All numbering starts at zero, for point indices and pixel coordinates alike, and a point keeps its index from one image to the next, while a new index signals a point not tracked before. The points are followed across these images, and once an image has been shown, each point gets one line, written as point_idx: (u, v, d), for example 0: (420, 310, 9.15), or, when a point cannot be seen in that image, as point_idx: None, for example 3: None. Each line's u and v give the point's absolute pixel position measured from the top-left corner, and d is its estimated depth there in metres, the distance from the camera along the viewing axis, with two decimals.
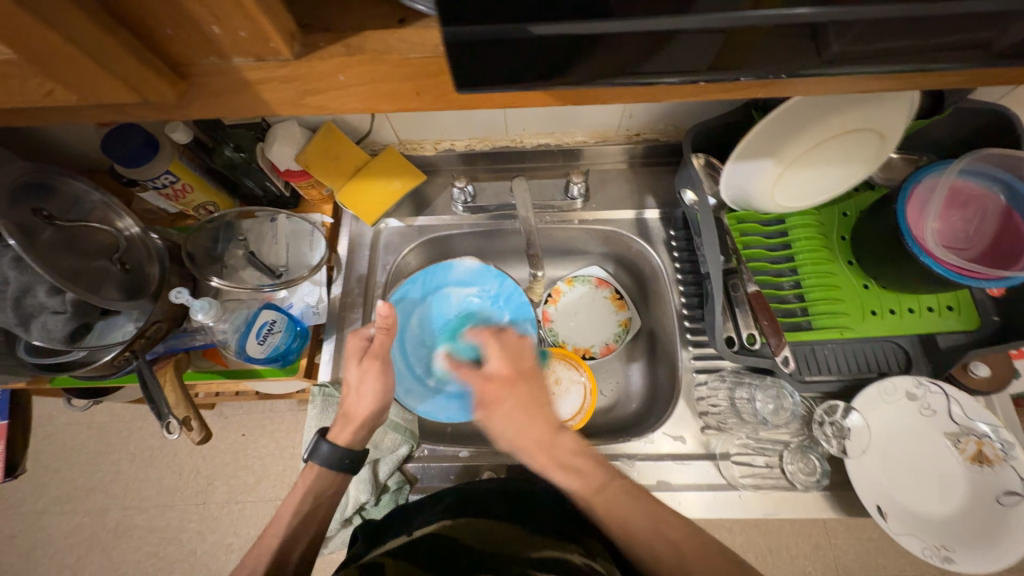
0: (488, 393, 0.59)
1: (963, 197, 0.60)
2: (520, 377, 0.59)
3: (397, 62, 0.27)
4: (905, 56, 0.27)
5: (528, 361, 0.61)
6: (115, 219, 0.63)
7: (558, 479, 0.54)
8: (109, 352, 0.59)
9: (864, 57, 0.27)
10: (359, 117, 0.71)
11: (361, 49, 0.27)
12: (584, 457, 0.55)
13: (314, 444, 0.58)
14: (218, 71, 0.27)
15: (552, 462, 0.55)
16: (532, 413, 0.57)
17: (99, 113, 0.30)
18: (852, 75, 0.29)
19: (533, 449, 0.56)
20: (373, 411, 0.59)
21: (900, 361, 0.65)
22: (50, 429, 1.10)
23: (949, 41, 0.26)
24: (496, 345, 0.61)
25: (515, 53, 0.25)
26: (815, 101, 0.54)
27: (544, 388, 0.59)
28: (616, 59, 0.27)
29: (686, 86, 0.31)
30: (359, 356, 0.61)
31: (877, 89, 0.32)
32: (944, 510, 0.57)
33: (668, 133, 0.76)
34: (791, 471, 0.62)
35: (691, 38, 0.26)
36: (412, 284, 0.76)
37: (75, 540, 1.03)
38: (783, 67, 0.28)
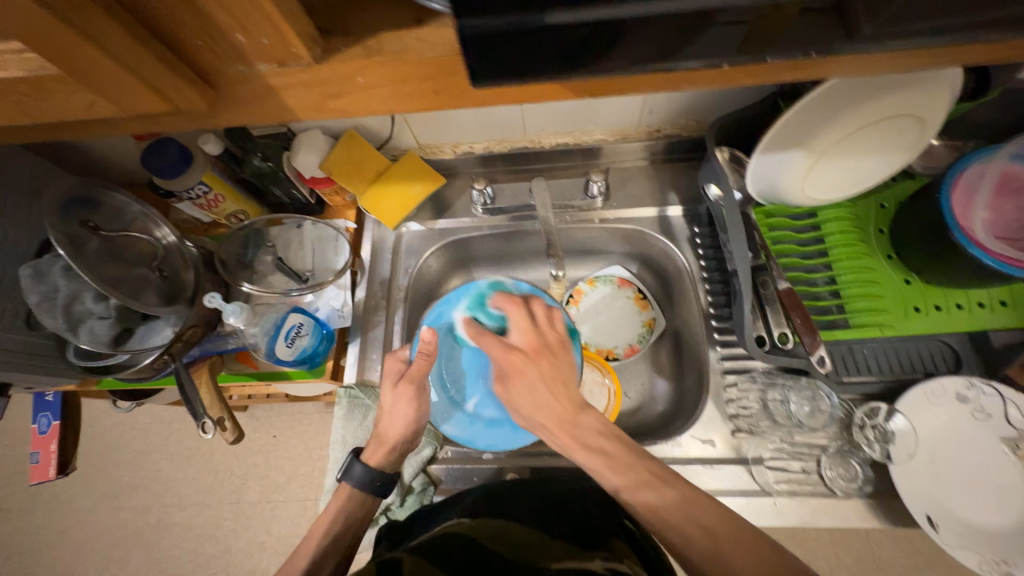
0: (509, 364, 0.57)
1: (1017, 184, 0.56)
2: (545, 352, 0.57)
3: (414, 61, 0.28)
4: (947, 30, 0.26)
5: (553, 336, 0.59)
6: (153, 229, 0.66)
7: (582, 458, 0.52)
8: (150, 355, 0.62)
9: (900, 35, 0.26)
10: (381, 123, 0.72)
11: (379, 51, 0.28)
12: (607, 438, 0.53)
13: (348, 464, 0.61)
14: (243, 79, 0.28)
15: (577, 441, 0.53)
16: (556, 388, 0.55)
17: (136, 124, 0.31)
18: (892, 51, 0.28)
19: (555, 426, 0.54)
20: (404, 436, 0.60)
21: (948, 361, 0.61)
22: (97, 430, 1.16)
23: (999, 10, 0.25)
24: (522, 316, 0.59)
25: (530, 46, 0.25)
26: (850, 86, 0.51)
27: (570, 366, 0.57)
28: (637, 46, 0.26)
29: (709, 73, 0.30)
30: (396, 380, 0.62)
31: (916, 66, 0.30)
32: (1004, 521, 0.53)
33: (690, 128, 0.75)
34: (829, 477, 0.59)
35: (712, 22, 0.25)
36: (446, 301, 0.66)
37: (121, 536, 1.08)
38: (811, 49, 0.26)
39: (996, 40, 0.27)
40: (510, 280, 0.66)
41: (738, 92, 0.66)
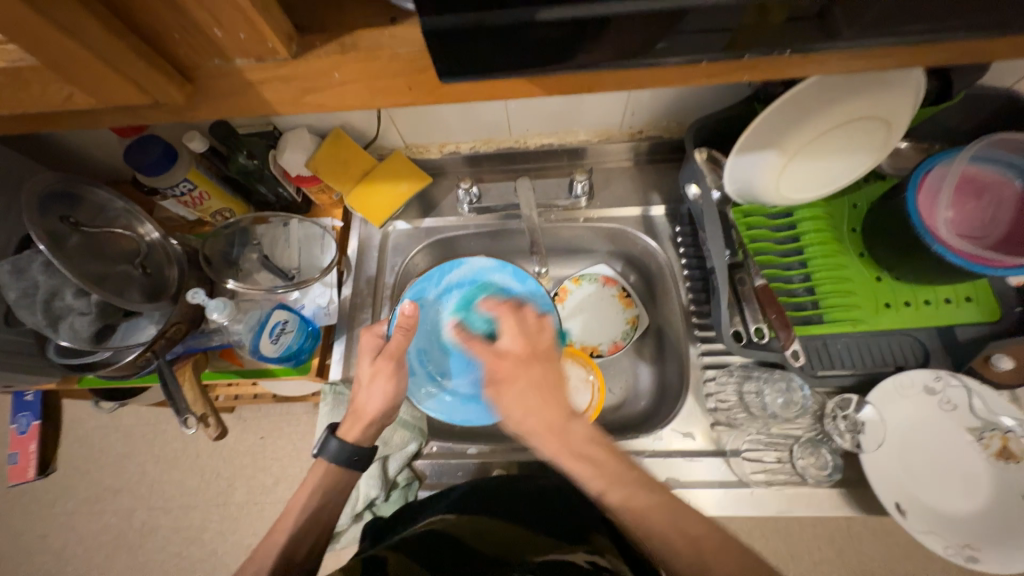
0: (501, 370, 0.56)
1: (979, 183, 0.59)
2: (536, 357, 0.56)
3: (388, 58, 0.29)
4: (906, 32, 0.27)
5: (543, 343, 0.58)
6: (137, 225, 0.67)
7: (570, 467, 0.51)
8: (131, 353, 0.62)
9: (869, 33, 0.28)
10: (367, 122, 0.73)
11: (354, 48, 0.28)
12: (597, 445, 0.53)
13: (323, 440, 0.59)
14: (221, 73, 0.29)
15: (567, 449, 0.52)
16: (545, 394, 0.54)
17: (116, 117, 0.32)
18: (857, 51, 0.30)
19: (544, 433, 0.53)
20: (382, 410, 0.60)
21: (918, 355, 0.63)
22: (79, 433, 1.14)
23: (951, 15, 0.26)
24: (513, 321, 0.58)
25: (500, 43, 0.26)
26: (818, 89, 0.53)
27: (558, 371, 0.56)
28: (624, 41, 0.27)
29: (686, 72, 0.32)
30: (374, 355, 0.62)
31: (875, 67, 0.32)
32: (969, 508, 0.55)
33: (671, 129, 0.76)
34: (801, 465, 0.61)
35: (686, 19, 0.26)
36: (427, 279, 0.70)
37: (104, 540, 1.07)
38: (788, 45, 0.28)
39: (963, 39, 0.28)
40: (484, 260, 0.70)
41: (715, 95, 0.68)
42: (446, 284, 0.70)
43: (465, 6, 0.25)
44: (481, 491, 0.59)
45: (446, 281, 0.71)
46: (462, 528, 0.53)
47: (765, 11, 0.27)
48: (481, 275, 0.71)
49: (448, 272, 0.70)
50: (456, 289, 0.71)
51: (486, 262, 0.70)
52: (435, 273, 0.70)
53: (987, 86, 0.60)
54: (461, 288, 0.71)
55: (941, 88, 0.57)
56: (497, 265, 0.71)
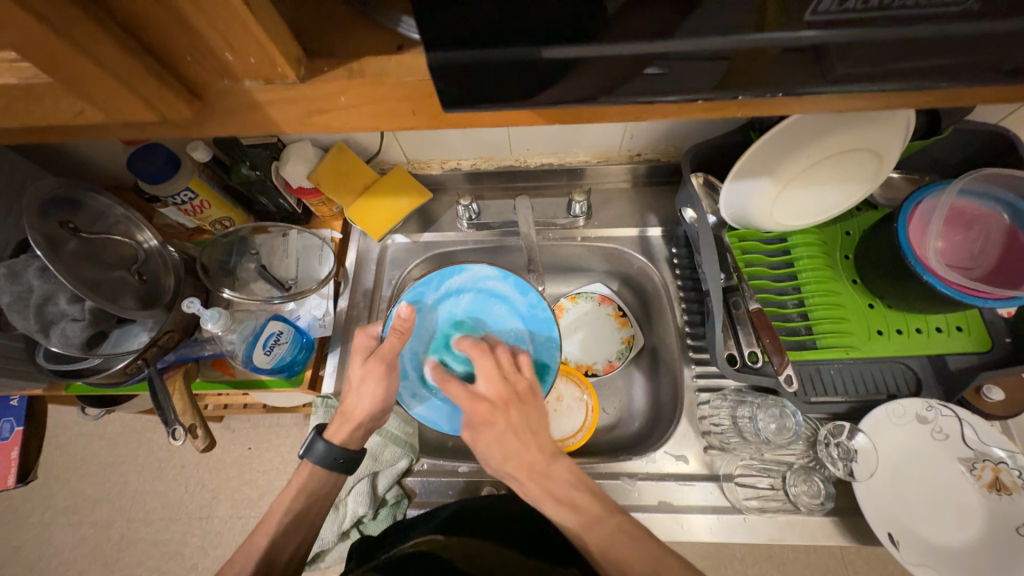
0: (478, 414, 0.56)
1: (967, 216, 0.60)
2: (514, 400, 0.56)
3: (394, 84, 0.29)
4: (897, 78, 0.28)
5: (521, 383, 0.58)
6: (135, 233, 0.66)
7: (552, 512, 0.53)
8: (122, 360, 0.62)
9: (864, 78, 0.29)
10: (370, 137, 0.74)
11: (361, 73, 0.29)
12: (578, 489, 0.54)
13: (311, 441, 0.59)
14: (231, 93, 0.30)
15: (547, 494, 0.53)
16: (526, 438, 0.55)
17: (124, 131, 0.32)
18: (853, 93, 0.31)
19: (526, 477, 0.54)
20: (370, 412, 0.60)
21: (910, 383, 0.63)
22: (63, 439, 1.12)
23: (940, 65, 0.27)
24: (489, 366, 0.58)
25: (503, 74, 0.27)
26: (810, 122, 0.55)
27: (538, 412, 0.57)
28: (628, 75, 0.28)
29: (686, 106, 0.33)
30: (366, 356, 0.61)
31: (867, 108, 0.33)
32: (962, 540, 0.55)
33: (669, 153, 0.78)
34: (794, 493, 0.61)
35: (685, 59, 0.27)
36: (427, 283, 0.67)
37: (81, 552, 1.04)
38: (786, 86, 0.29)
39: (952, 86, 0.29)
40: (487, 268, 0.68)
41: (712, 122, 0.70)
42: (446, 289, 0.68)
43: (470, 38, 0.26)
44: (471, 513, 0.58)
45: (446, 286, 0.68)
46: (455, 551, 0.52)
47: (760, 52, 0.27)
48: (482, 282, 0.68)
49: (450, 277, 0.68)
50: (456, 294, 0.68)
51: (490, 271, 0.68)
52: (436, 278, 0.68)
53: (976, 122, 0.61)
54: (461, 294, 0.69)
55: (927, 124, 0.59)
56: (500, 274, 0.69)
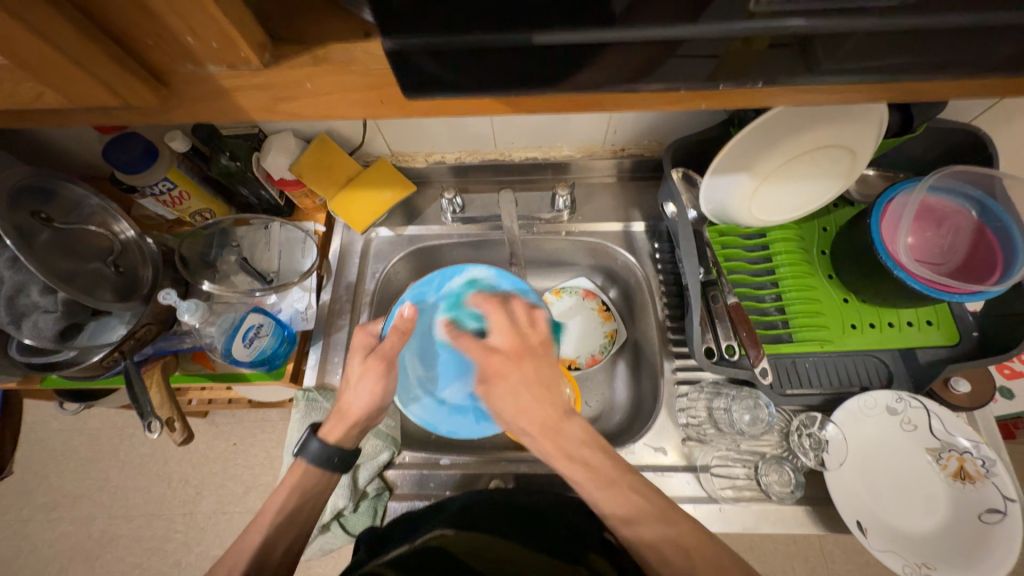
0: (491, 365, 0.57)
1: (938, 212, 0.62)
2: (527, 353, 0.57)
3: (360, 71, 0.30)
4: (871, 70, 0.30)
5: (534, 336, 0.59)
6: (111, 223, 0.65)
7: (564, 469, 0.51)
8: (97, 353, 0.61)
9: (834, 72, 0.30)
10: (353, 129, 0.73)
11: (326, 60, 0.29)
12: (591, 448, 0.52)
13: (305, 439, 0.58)
14: (196, 79, 0.29)
15: (558, 450, 0.52)
16: (537, 391, 0.54)
17: (89, 116, 0.32)
18: (825, 85, 0.32)
19: (539, 432, 0.53)
20: (366, 412, 0.59)
21: (882, 376, 0.65)
22: (42, 434, 1.10)
23: (904, 59, 0.29)
24: (502, 318, 0.60)
25: None
26: (786, 118, 0.56)
27: (551, 368, 0.56)
28: (614, 64, 0.29)
29: (665, 96, 0.34)
30: (365, 353, 0.61)
31: (841, 100, 0.34)
32: (927, 527, 0.57)
33: (652, 149, 0.78)
34: (766, 482, 0.62)
35: (655, 47, 0.28)
36: (428, 282, 0.71)
37: (61, 548, 1.02)
38: (765, 78, 0.30)
39: (918, 79, 0.31)
40: (483, 270, 0.71)
41: (693, 117, 0.70)
42: (446, 289, 0.71)
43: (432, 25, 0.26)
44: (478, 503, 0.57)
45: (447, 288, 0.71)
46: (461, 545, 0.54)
47: (749, 43, 0.29)
48: (480, 284, 0.71)
49: (450, 278, 0.71)
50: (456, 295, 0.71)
51: (486, 273, 0.71)
52: (436, 279, 0.71)
53: (949, 120, 0.63)
54: (459, 295, 0.71)
55: (901, 124, 0.60)
56: (496, 275, 0.71)
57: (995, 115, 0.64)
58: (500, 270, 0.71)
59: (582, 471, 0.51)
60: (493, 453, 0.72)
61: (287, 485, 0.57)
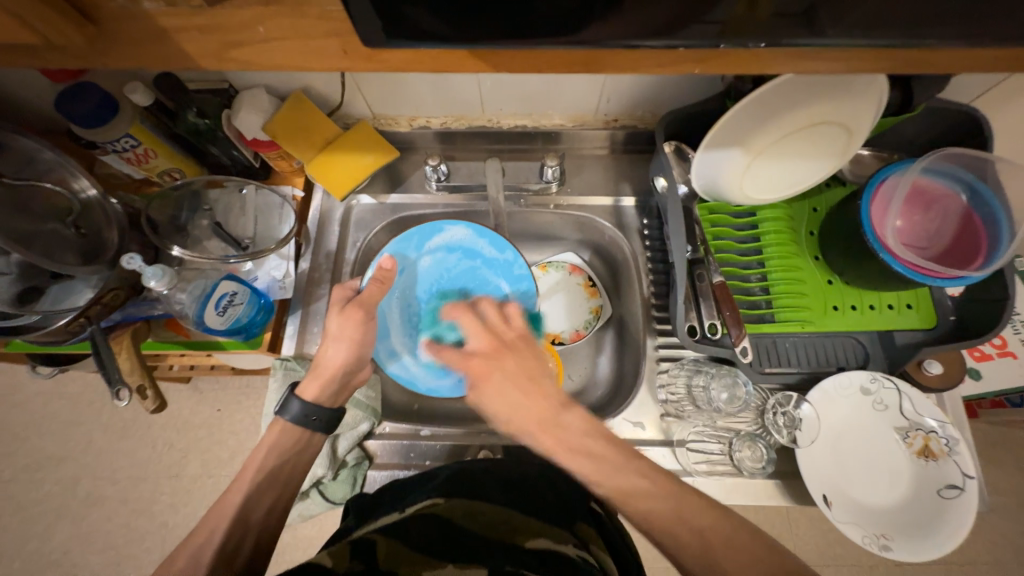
0: (473, 370, 0.54)
1: (928, 195, 0.61)
2: (503, 349, 0.55)
3: (317, 14, 0.29)
4: (874, 35, 0.28)
5: (508, 333, 0.57)
6: (70, 180, 0.61)
7: (568, 463, 0.48)
8: (63, 318, 0.58)
9: (835, 36, 0.28)
10: (331, 88, 0.69)
11: (279, 0, 0.28)
12: (594, 437, 0.49)
13: (284, 400, 0.57)
14: (128, 15, 0.28)
15: (560, 445, 0.49)
16: (524, 385, 0.52)
17: (22, 58, 0.31)
18: (833, 50, 0.30)
19: (537, 429, 0.50)
20: (345, 363, 0.58)
21: (858, 357, 0.66)
22: (18, 398, 1.08)
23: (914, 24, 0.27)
24: (473, 322, 0.58)
25: None
26: (785, 90, 0.54)
27: (532, 358, 0.54)
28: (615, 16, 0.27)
29: (663, 58, 0.31)
30: (342, 306, 0.60)
31: (850, 68, 0.32)
32: (890, 501, 0.59)
33: (646, 120, 0.76)
34: (739, 458, 0.64)
35: None
36: (407, 240, 0.69)
37: (44, 509, 1.02)
38: (770, 39, 0.29)
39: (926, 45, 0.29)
40: (462, 231, 0.69)
41: (687, 88, 0.68)
42: (426, 248, 0.69)
43: None
44: (466, 476, 0.57)
45: (427, 245, 0.70)
46: (456, 509, 0.51)
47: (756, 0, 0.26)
48: (458, 242, 0.70)
49: (430, 235, 0.69)
50: (436, 254, 0.70)
51: (465, 233, 0.69)
52: (416, 236, 0.69)
53: (949, 100, 0.61)
54: (439, 254, 0.70)
55: (901, 101, 0.58)
56: (477, 234, 0.69)
57: (987, 96, 0.63)
58: (479, 228, 0.69)
59: (587, 461, 0.47)
60: (475, 425, 0.73)
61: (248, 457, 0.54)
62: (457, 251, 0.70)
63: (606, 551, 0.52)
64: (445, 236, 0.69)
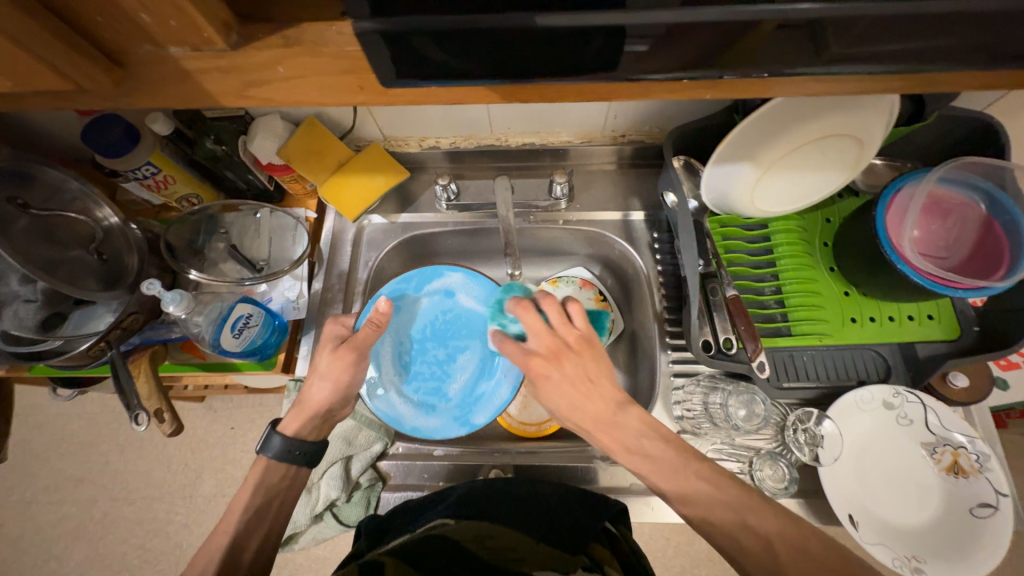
0: (531, 369, 0.53)
1: (944, 205, 0.60)
2: (565, 352, 0.52)
3: (334, 53, 0.30)
4: (881, 60, 0.29)
5: (572, 335, 0.53)
6: (93, 209, 0.63)
7: (623, 461, 0.51)
8: (84, 343, 0.59)
9: (841, 61, 0.29)
10: (343, 112, 0.71)
11: (298, 41, 0.30)
12: (652, 439, 0.50)
13: (265, 436, 0.55)
14: (153, 59, 0.30)
15: (617, 442, 0.51)
16: (587, 389, 0.51)
17: (51, 100, 0.33)
18: (839, 75, 0.30)
19: (593, 428, 0.52)
20: (329, 402, 0.57)
21: (879, 370, 0.64)
22: (38, 419, 1.10)
23: (915, 47, 0.28)
24: (533, 319, 0.54)
25: (437, 45, 0.27)
26: (794, 105, 0.54)
27: (596, 362, 0.52)
28: (620, 50, 0.28)
29: (666, 85, 0.32)
30: (335, 345, 0.59)
31: (857, 89, 0.32)
32: (920, 521, 0.57)
33: (653, 135, 0.76)
34: (759, 477, 0.62)
35: (659, 29, 0.27)
36: (406, 281, 0.71)
37: (62, 530, 1.03)
38: (776, 66, 0.29)
39: (933, 66, 0.29)
40: (459, 276, 0.71)
41: (695, 103, 0.68)
42: (425, 290, 0.71)
43: (401, 7, 0.26)
44: (479, 496, 0.57)
45: (425, 286, 0.72)
46: (464, 531, 0.50)
47: (759, 27, 0.27)
48: (454, 285, 0.72)
49: (428, 275, 0.72)
50: (435, 295, 0.71)
51: (463, 279, 0.71)
52: (415, 277, 0.71)
53: (961, 109, 0.60)
54: (437, 296, 0.71)
55: (911, 111, 0.57)
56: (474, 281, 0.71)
57: (1001, 104, 0.62)
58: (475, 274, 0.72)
59: (644, 462, 0.50)
60: (487, 444, 0.72)
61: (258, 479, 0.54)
62: (453, 297, 0.71)
63: (622, 573, 0.50)
64: (444, 279, 0.71)
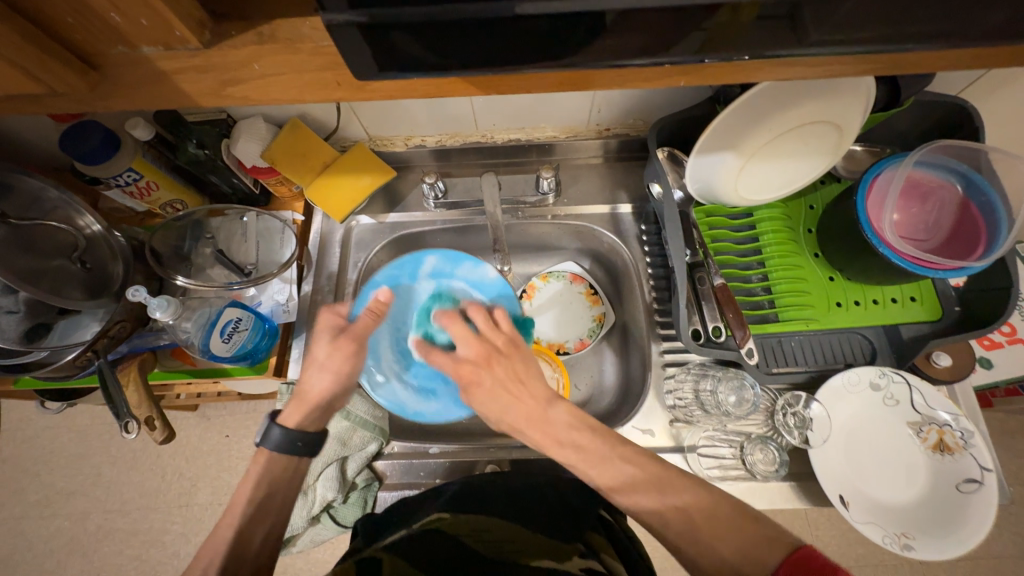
0: (463, 377, 0.53)
1: (924, 188, 0.61)
2: (494, 355, 0.54)
3: (311, 50, 0.30)
4: (857, 42, 0.29)
5: (498, 338, 0.55)
6: (76, 217, 0.62)
7: (557, 457, 0.50)
8: (70, 352, 0.59)
9: (815, 44, 0.29)
10: (327, 112, 0.70)
11: (274, 38, 0.29)
12: (579, 430, 0.50)
13: (265, 427, 0.55)
14: (129, 60, 0.30)
15: (549, 438, 0.51)
16: (515, 389, 0.52)
17: (25, 106, 0.32)
18: (815, 59, 0.31)
19: (525, 427, 0.51)
20: (330, 392, 0.57)
21: (865, 353, 0.65)
22: (27, 433, 1.08)
23: (888, 30, 0.28)
24: (461, 326, 0.55)
25: (413, 37, 0.27)
26: (774, 93, 0.55)
27: (523, 362, 0.53)
28: (601, 40, 0.28)
29: (646, 74, 0.33)
30: (334, 335, 0.58)
31: (830, 73, 0.33)
32: (908, 498, 0.58)
33: (637, 128, 0.76)
34: (751, 461, 0.63)
35: (635, 17, 0.27)
36: (400, 268, 0.71)
37: (56, 545, 1.02)
38: (756, 51, 0.30)
39: (903, 49, 0.30)
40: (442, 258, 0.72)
41: (678, 95, 0.69)
42: (419, 276, 0.71)
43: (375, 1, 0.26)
44: (474, 489, 0.57)
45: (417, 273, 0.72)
46: (461, 527, 0.50)
47: (736, 11, 0.27)
48: (443, 266, 0.72)
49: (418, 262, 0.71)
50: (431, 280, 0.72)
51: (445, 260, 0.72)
52: (407, 263, 0.71)
53: (937, 93, 0.62)
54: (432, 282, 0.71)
55: (888, 96, 0.59)
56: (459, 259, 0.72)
57: (976, 88, 0.63)
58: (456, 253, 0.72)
59: (576, 453, 0.49)
60: (483, 440, 0.72)
61: (250, 483, 0.53)
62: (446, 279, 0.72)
63: (618, 561, 0.51)
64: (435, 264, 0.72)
